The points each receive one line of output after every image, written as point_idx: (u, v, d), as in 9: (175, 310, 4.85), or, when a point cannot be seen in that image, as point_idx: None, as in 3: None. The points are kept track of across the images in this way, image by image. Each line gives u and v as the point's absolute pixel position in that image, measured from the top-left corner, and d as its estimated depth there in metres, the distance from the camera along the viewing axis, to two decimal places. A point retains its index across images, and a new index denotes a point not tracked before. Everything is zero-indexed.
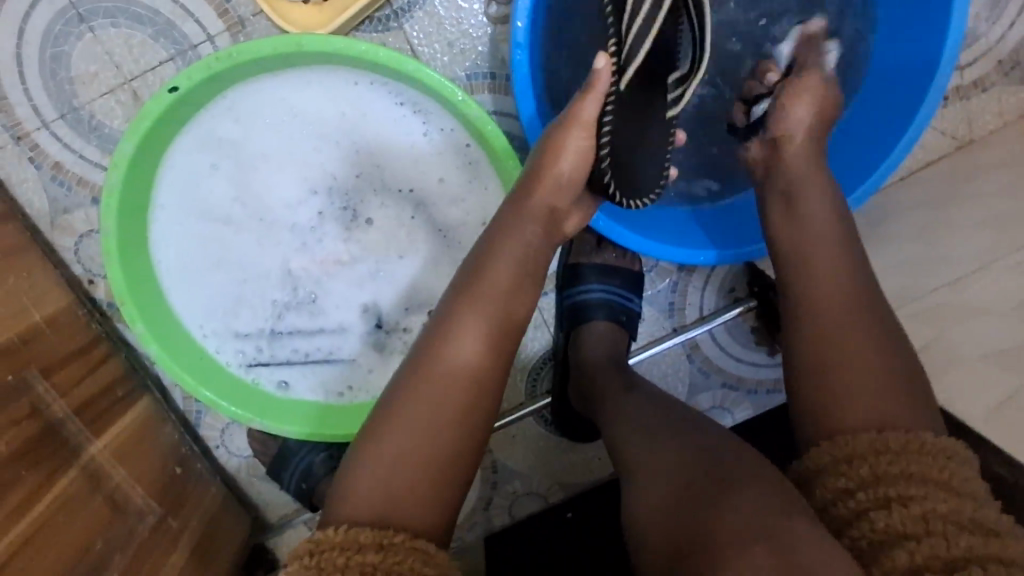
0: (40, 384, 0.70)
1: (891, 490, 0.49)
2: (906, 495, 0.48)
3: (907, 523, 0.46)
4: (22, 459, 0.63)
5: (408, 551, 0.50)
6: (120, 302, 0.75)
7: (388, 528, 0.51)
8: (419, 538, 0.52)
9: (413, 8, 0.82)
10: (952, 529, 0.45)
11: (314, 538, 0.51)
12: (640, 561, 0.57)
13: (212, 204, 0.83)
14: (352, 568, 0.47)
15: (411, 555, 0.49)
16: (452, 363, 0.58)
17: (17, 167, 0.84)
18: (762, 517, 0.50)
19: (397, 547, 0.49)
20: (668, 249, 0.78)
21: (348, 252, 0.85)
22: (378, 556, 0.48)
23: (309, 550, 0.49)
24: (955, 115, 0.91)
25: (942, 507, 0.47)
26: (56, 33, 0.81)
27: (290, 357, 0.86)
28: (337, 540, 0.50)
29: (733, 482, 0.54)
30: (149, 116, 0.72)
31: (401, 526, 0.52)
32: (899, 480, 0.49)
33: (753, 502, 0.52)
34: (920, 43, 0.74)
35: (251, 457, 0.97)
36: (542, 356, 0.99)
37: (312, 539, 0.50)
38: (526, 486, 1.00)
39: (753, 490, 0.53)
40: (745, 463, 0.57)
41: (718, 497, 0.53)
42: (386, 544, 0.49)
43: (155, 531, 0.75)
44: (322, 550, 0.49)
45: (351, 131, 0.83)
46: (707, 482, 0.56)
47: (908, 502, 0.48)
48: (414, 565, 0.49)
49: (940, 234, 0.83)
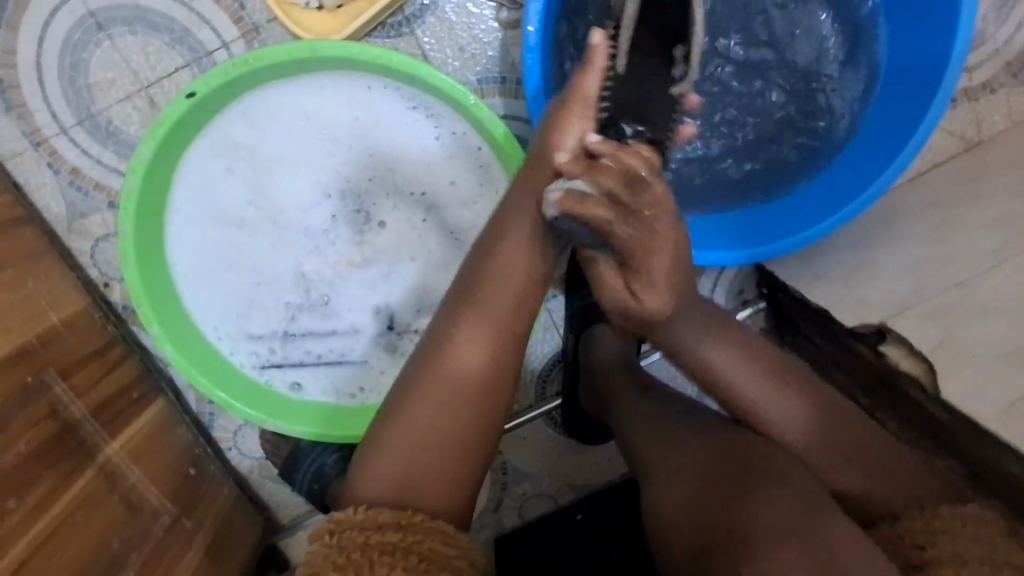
0: (57, 386, 0.71)
1: (920, 540, 0.52)
2: (931, 528, 0.52)
3: (938, 553, 0.50)
4: (41, 459, 0.64)
5: (427, 531, 0.50)
6: (137, 304, 0.76)
7: (407, 509, 0.52)
8: (438, 520, 0.52)
9: (425, 14, 0.83)
10: (979, 550, 0.49)
11: (334, 519, 0.51)
12: (665, 557, 0.57)
13: (227, 207, 0.84)
14: (373, 547, 0.48)
15: (431, 535, 0.50)
16: (467, 362, 0.58)
17: (35, 172, 0.85)
18: (787, 515, 0.51)
19: (417, 526, 0.50)
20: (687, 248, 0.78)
21: (360, 254, 0.86)
22: (399, 535, 0.49)
23: (330, 529, 0.50)
24: (962, 116, 0.93)
25: (966, 534, 0.50)
26: (74, 41, 0.83)
27: (303, 359, 0.86)
28: (359, 519, 0.51)
29: (750, 480, 0.55)
30: (167, 121, 0.74)
31: (422, 506, 0.53)
32: (924, 533, 0.52)
33: (775, 502, 0.52)
34: (929, 46, 0.75)
35: (263, 458, 0.98)
36: (551, 357, 0.99)
37: (332, 519, 0.51)
38: (536, 487, 1.00)
39: (774, 489, 0.54)
40: (760, 460, 0.58)
41: (740, 495, 0.54)
42: (406, 523, 0.50)
43: (169, 531, 0.76)
44: (343, 529, 0.50)
45: (364, 135, 0.84)
46: (726, 480, 0.56)
47: (932, 549, 0.51)
48: (433, 546, 0.50)
49: (949, 234, 0.82)
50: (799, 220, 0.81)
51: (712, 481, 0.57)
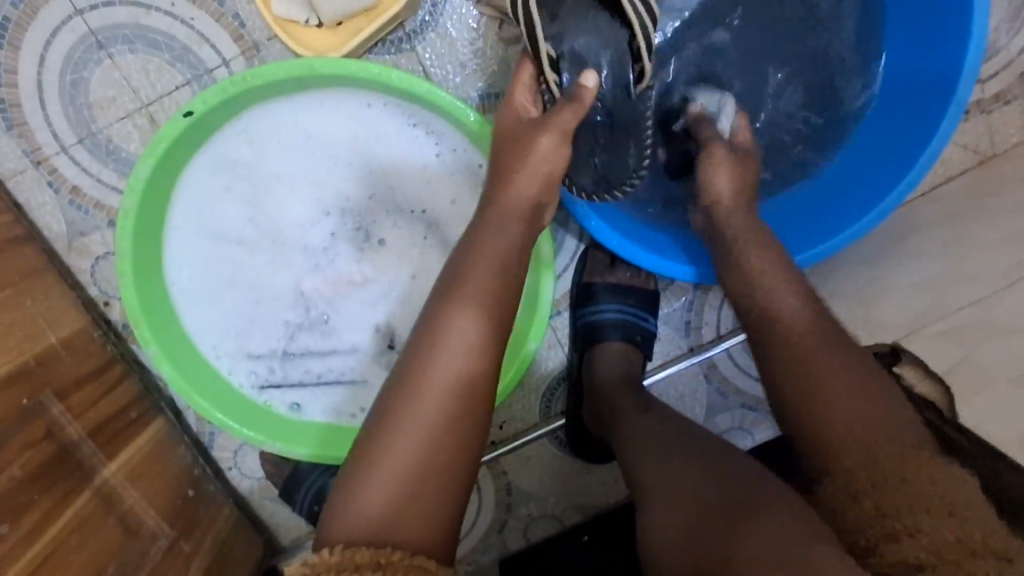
0: (55, 406, 0.70)
1: (895, 523, 0.45)
2: (881, 504, 0.47)
3: (884, 530, 0.45)
4: (37, 482, 0.63)
5: (407, 568, 0.49)
6: (134, 323, 0.75)
7: (386, 546, 0.50)
8: (418, 556, 0.51)
9: (425, 31, 0.82)
10: (928, 523, 0.43)
11: (307, 561, 0.48)
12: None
13: (226, 225, 0.83)
14: None
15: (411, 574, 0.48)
16: (477, 375, 0.57)
17: (36, 192, 0.85)
18: (788, 543, 0.47)
19: (397, 566, 0.48)
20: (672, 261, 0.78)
21: (360, 272, 0.84)
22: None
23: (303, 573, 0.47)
24: (975, 129, 0.86)
25: (918, 508, 0.45)
26: (75, 60, 0.83)
27: (303, 378, 0.85)
28: (333, 562, 0.48)
29: (756, 514, 0.52)
30: (165, 140, 0.73)
31: (401, 543, 0.51)
32: (900, 514, 0.45)
33: (777, 526, 0.49)
34: (940, 55, 0.73)
35: (264, 478, 0.96)
36: (556, 375, 0.97)
37: (306, 563, 0.48)
38: (541, 508, 0.98)
39: (774, 519, 0.50)
40: (763, 488, 0.55)
41: (740, 531, 0.50)
42: (383, 562, 0.48)
43: (167, 554, 0.74)
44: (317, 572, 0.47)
45: (363, 153, 0.83)
46: (730, 508, 0.54)
47: (883, 513, 0.46)
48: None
49: (965, 246, 0.83)
50: (804, 236, 0.79)
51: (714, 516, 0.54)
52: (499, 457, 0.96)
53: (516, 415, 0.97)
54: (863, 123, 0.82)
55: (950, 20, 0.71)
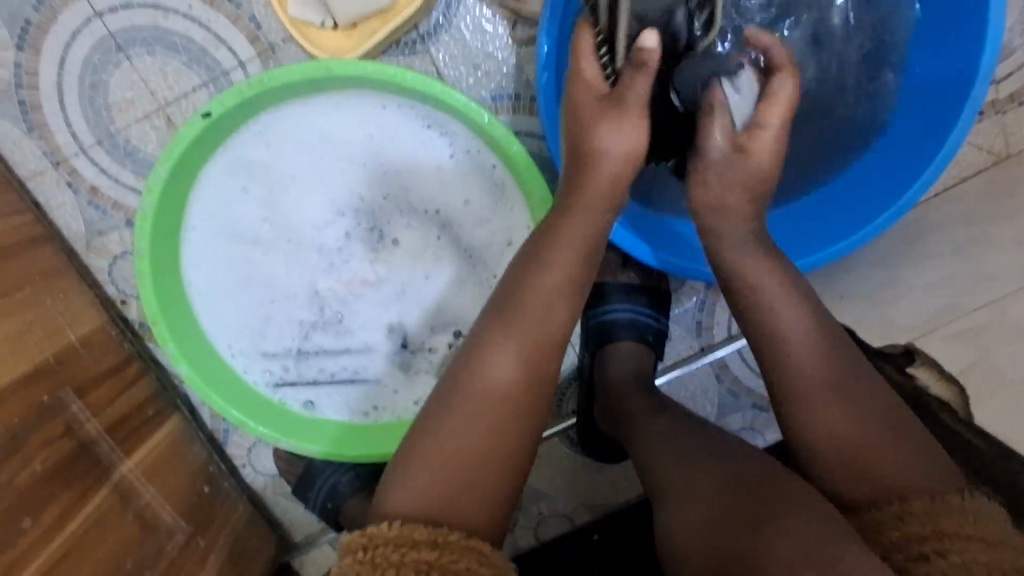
0: (74, 403, 0.71)
1: (928, 546, 0.47)
2: (942, 547, 0.46)
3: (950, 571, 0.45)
4: (57, 478, 0.65)
5: (462, 551, 0.50)
6: (153, 322, 0.76)
7: (443, 526, 0.51)
8: (473, 537, 0.52)
9: (438, 33, 0.83)
10: None
11: (366, 533, 0.50)
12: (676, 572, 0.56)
13: (242, 225, 0.84)
14: (407, 566, 0.47)
15: (466, 556, 0.49)
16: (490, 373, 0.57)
17: (55, 192, 0.86)
18: (813, 545, 0.48)
19: (453, 546, 0.49)
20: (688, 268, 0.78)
21: (374, 272, 0.85)
22: (434, 554, 0.48)
23: (362, 545, 0.49)
24: (990, 129, 0.85)
25: (984, 556, 0.45)
26: (94, 62, 0.84)
27: (317, 377, 0.86)
28: (392, 535, 0.50)
29: (790, 504, 0.53)
30: (183, 142, 0.74)
31: (457, 524, 0.52)
32: (928, 535, 0.47)
33: (804, 526, 0.50)
34: (957, 56, 0.72)
35: (278, 476, 0.97)
36: (569, 374, 0.98)
37: (364, 532, 0.50)
38: (552, 508, 0.97)
39: (795, 521, 0.51)
40: (789, 480, 0.56)
41: (757, 523, 0.52)
42: (441, 542, 0.49)
43: (183, 550, 0.75)
44: (376, 545, 0.49)
45: (377, 153, 0.84)
46: (749, 500, 0.55)
47: (946, 554, 0.46)
48: (469, 566, 0.49)
49: (979, 251, 0.83)
50: (819, 238, 0.79)
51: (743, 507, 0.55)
52: None
53: None
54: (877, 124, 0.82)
55: (969, 20, 0.70)
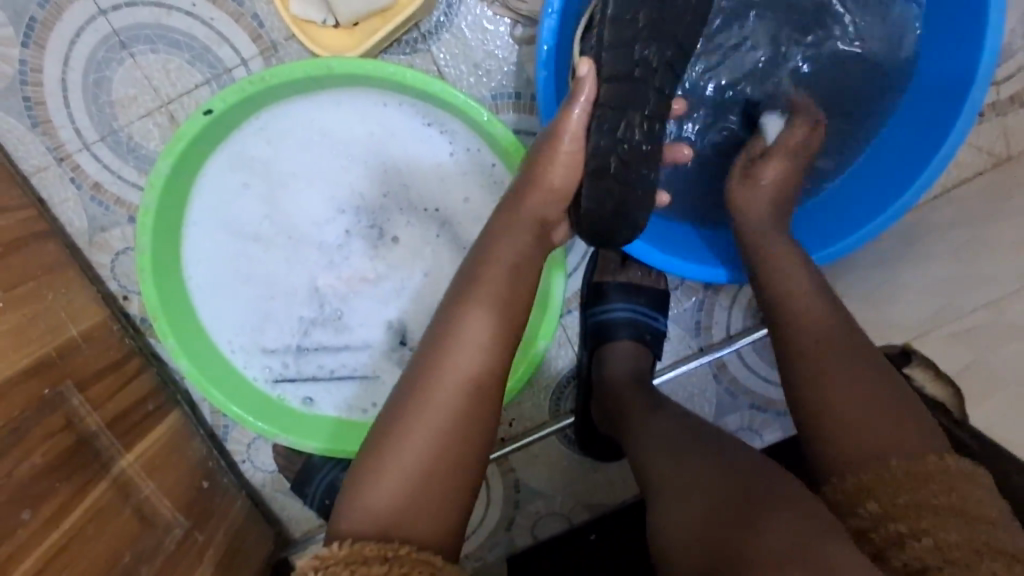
0: (74, 398, 0.72)
1: (901, 527, 0.49)
2: (917, 528, 0.48)
3: (924, 555, 0.46)
4: (57, 471, 0.65)
5: (413, 563, 0.50)
6: (153, 317, 0.76)
7: (395, 541, 0.52)
8: (425, 551, 0.52)
9: (440, 31, 0.83)
10: (971, 555, 0.45)
11: (318, 555, 0.50)
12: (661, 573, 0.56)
13: (242, 221, 0.84)
14: None
15: (418, 567, 0.50)
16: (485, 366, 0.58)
17: (58, 188, 0.87)
18: (801, 539, 0.49)
19: (404, 559, 0.50)
20: (691, 267, 0.77)
21: (374, 270, 0.86)
22: (385, 567, 0.49)
23: (314, 567, 0.49)
24: (991, 131, 0.89)
25: (957, 535, 0.46)
26: (98, 59, 0.85)
27: (316, 373, 0.86)
28: (343, 554, 0.50)
29: (763, 503, 0.54)
30: (184, 138, 0.75)
31: (408, 538, 0.53)
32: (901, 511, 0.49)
33: (790, 521, 0.51)
34: (955, 58, 0.73)
35: (276, 471, 0.98)
36: (566, 374, 0.98)
37: (316, 556, 0.50)
38: (548, 506, 0.98)
39: (785, 516, 0.52)
40: (768, 478, 0.57)
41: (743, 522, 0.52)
42: (392, 556, 0.50)
43: (181, 544, 0.76)
44: (328, 565, 0.49)
45: (377, 151, 0.84)
46: (735, 499, 0.55)
47: (920, 535, 0.47)
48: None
49: (977, 252, 0.79)
50: (817, 237, 0.79)
51: (716, 510, 0.55)
52: (508, 455, 0.97)
53: (525, 413, 0.97)
54: (877, 124, 0.82)
55: (967, 22, 0.71)
